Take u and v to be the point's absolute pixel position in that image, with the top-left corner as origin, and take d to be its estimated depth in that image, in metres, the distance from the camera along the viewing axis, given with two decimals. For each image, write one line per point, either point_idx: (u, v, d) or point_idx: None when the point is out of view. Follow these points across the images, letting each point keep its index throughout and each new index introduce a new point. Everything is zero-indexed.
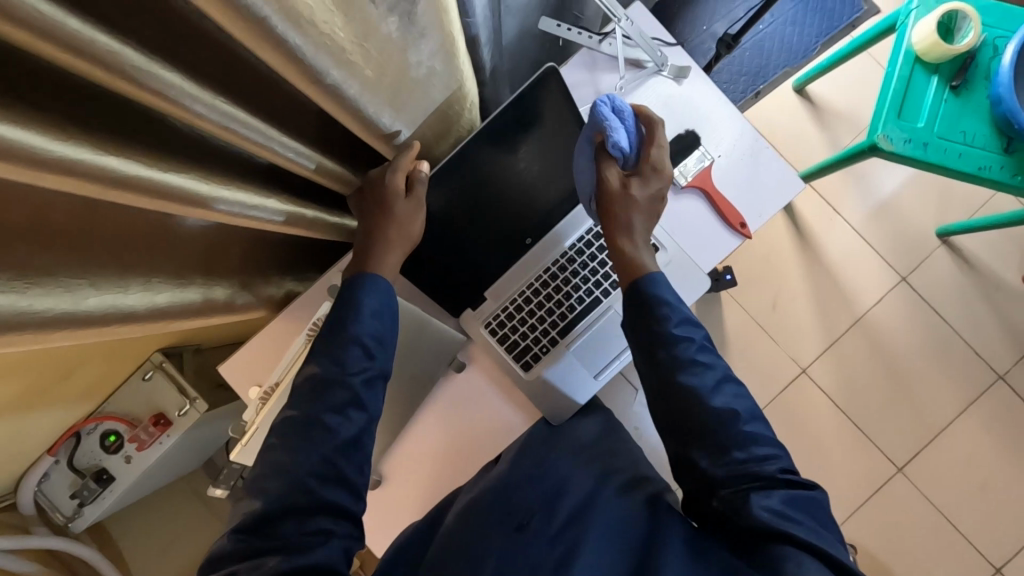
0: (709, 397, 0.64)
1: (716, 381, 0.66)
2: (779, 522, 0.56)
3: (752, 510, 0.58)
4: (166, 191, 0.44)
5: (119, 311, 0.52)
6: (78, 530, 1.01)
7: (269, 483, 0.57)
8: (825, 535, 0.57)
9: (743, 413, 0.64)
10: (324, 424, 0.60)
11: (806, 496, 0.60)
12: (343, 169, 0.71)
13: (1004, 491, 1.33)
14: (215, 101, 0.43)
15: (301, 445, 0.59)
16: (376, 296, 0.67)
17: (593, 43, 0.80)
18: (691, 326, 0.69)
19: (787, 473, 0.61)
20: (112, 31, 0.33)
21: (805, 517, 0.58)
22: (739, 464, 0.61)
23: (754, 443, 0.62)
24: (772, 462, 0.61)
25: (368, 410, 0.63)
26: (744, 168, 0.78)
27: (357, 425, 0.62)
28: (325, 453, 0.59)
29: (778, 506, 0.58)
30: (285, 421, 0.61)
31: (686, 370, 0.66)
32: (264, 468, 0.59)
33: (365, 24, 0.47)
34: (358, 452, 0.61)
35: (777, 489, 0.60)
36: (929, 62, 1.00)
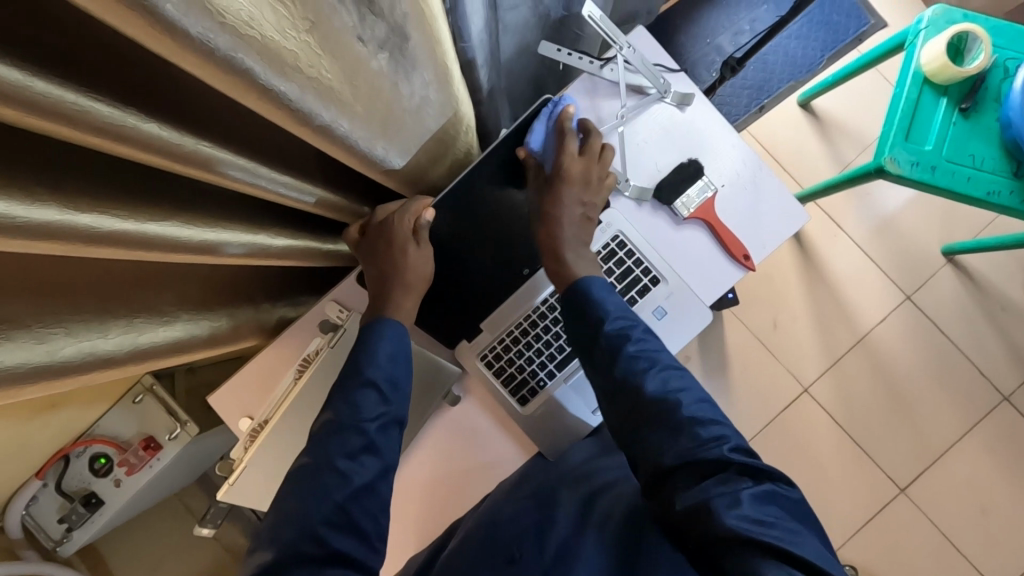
0: (642, 384, 0.64)
1: (655, 368, 0.66)
2: (752, 530, 0.52)
3: (723, 520, 0.54)
4: (144, 239, 0.42)
5: (96, 357, 0.50)
6: (67, 554, 0.99)
7: (283, 531, 0.54)
8: (800, 530, 0.54)
9: (685, 401, 0.63)
10: (337, 471, 0.57)
11: (777, 489, 0.57)
12: (337, 199, 0.69)
13: (1010, 514, 1.30)
14: (199, 145, 0.40)
15: (314, 492, 0.56)
16: (391, 340, 0.66)
17: (595, 68, 0.78)
18: (628, 321, 0.69)
19: (749, 462, 0.58)
20: (83, 87, 0.31)
21: (778, 515, 0.55)
22: (689, 453, 0.59)
23: (698, 427, 0.61)
24: (720, 443, 0.59)
25: (382, 457, 0.60)
26: (748, 197, 0.76)
27: (375, 469, 0.60)
28: (339, 499, 0.56)
29: (749, 511, 0.54)
30: (299, 469, 0.58)
31: (623, 362, 0.66)
32: (279, 516, 0.56)
33: (356, 64, 0.45)
34: (372, 499, 0.59)
35: (743, 488, 0.56)
36: (937, 83, 0.98)
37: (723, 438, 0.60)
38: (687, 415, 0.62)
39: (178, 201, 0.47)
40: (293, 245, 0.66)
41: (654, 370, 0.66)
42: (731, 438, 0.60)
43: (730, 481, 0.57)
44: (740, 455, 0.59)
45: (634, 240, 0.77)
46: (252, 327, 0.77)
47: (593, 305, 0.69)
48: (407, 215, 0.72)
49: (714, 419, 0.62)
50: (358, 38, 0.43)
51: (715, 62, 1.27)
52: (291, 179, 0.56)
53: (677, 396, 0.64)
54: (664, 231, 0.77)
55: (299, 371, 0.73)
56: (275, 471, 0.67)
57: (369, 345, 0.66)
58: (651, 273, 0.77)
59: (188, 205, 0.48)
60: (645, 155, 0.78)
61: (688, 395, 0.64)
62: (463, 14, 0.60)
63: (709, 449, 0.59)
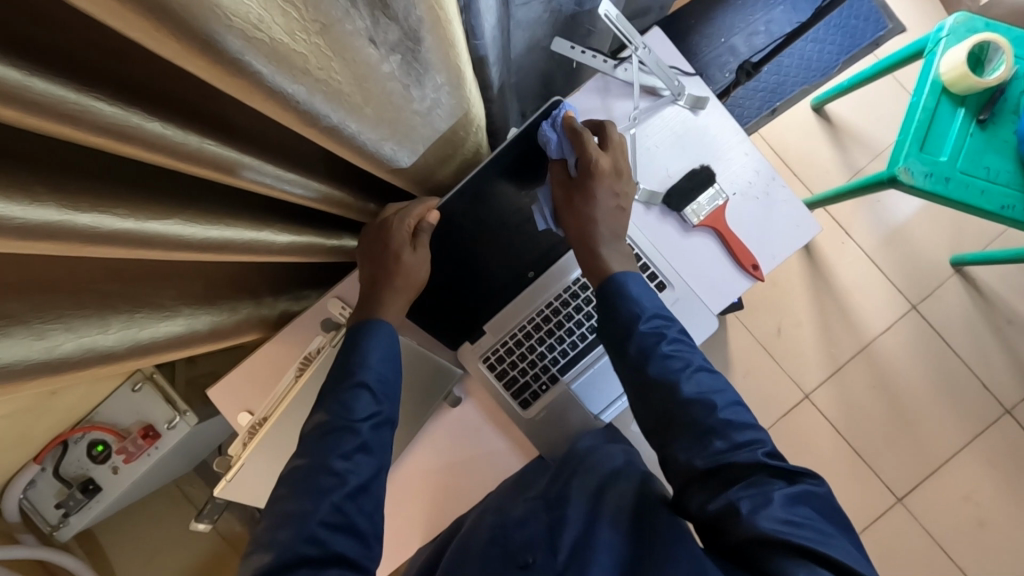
0: (677, 386, 0.63)
1: (687, 370, 0.64)
2: (782, 531, 0.52)
3: (755, 523, 0.54)
4: (145, 239, 0.41)
5: (93, 353, 0.49)
6: (64, 538, 1.00)
7: (281, 532, 0.54)
8: (834, 534, 0.54)
9: (718, 404, 0.62)
10: (333, 471, 0.57)
11: (811, 492, 0.57)
12: (343, 194, 0.67)
13: (1006, 528, 1.30)
14: (203, 145, 0.39)
15: (311, 493, 0.56)
16: (382, 343, 0.65)
17: (608, 68, 0.76)
18: (661, 320, 0.68)
19: (782, 466, 0.58)
20: (85, 86, 0.30)
21: (811, 516, 0.54)
22: (720, 457, 0.59)
23: (732, 431, 0.60)
24: (754, 447, 0.59)
25: (376, 455, 0.60)
26: (759, 207, 0.75)
27: (369, 469, 0.59)
28: (337, 500, 0.56)
29: (780, 512, 0.54)
30: (293, 469, 0.58)
31: (654, 362, 0.65)
32: (275, 518, 0.56)
33: (367, 68, 0.44)
34: (368, 498, 0.58)
35: (775, 489, 0.56)
36: (956, 93, 0.96)
37: (759, 441, 0.60)
38: (720, 418, 0.61)
39: (180, 199, 0.46)
40: (298, 243, 0.65)
41: (686, 370, 0.64)
42: (765, 443, 0.60)
43: (761, 484, 0.57)
44: (774, 460, 0.58)
45: (644, 247, 0.77)
46: (254, 321, 0.77)
47: (626, 302, 0.67)
48: (408, 217, 0.70)
49: (746, 423, 0.62)
50: (370, 42, 0.42)
51: (729, 63, 1.25)
52: (296, 178, 0.55)
53: (711, 397, 0.63)
54: (672, 237, 0.76)
55: (300, 369, 0.72)
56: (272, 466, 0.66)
57: (361, 347, 0.64)
58: (657, 278, 0.76)
59: (191, 204, 0.47)
60: (656, 158, 0.77)
61: (721, 397, 0.63)
62: (477, 12, 0.59)
63: (739, 454, 0.59)
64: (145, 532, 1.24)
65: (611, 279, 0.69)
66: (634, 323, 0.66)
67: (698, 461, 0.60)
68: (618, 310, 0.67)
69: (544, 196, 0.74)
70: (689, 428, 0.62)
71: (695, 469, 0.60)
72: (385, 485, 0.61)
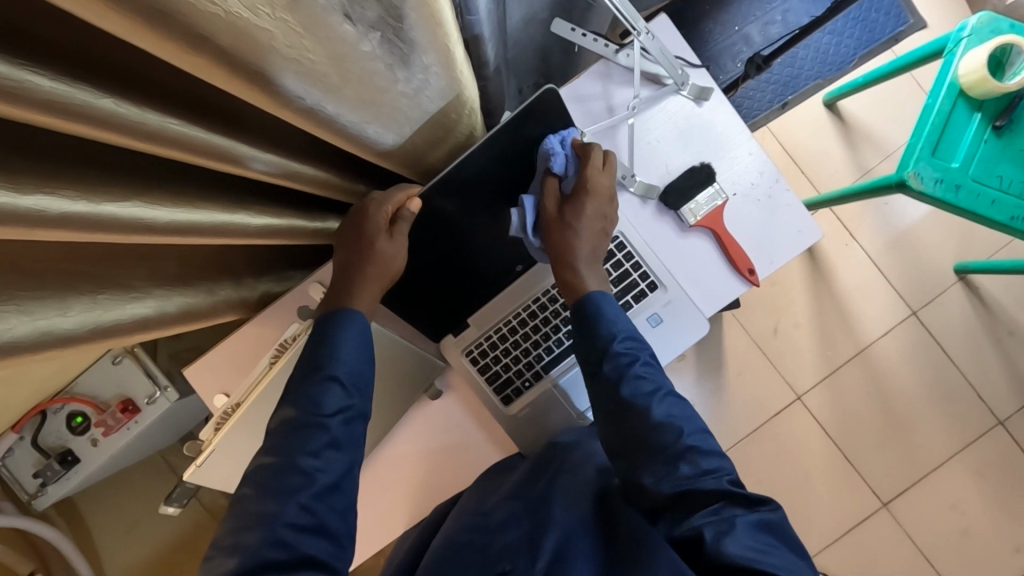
0: (648, 409, 0.61)
1: (666, 401, 0.63)
2: (748, 558, 0.52)
3: (720, 550, 0.53)
4: (99, 222, 0.38)
5: (52, 336, 0.47)
6: (42, 507, 1.00)
7: (247, 535, 0.53)
8: (797, 563, 0.53)
9: (685, 430, 0.61)
10: (301, 470, 0.55)
11: (775, 519, 0.56)
12: (326, 175, 0.64)
13: (990, 539, 1.29)
14: (164, 123, 0.37)
15: (278, 494, 0.54)
16: (353, 335, 0.62)
17: (610, 53, 0.74)
18: (635, 343, 0.66)
19: (743, 493, 0.56)
20: (21, 58, 0.28)
21: (774, 544, 0.54)
22: (683, 483, 0.58)
23: (701, 457, 0.59)
24: (719, 475, 0.58)
25: (346, 453, 0.58)
26: (759, 211, 0.73)
27: (340, 467, 0.57)
28: (304, 501, 0.54)
29: (747, 538, 0.54)
30: (259, 468, 0.57)
31: (627, 383, 0.63)
32: (241, 519, 0.54)
33: (344, 46, 0.41)
34: (339, 497, 0.57)
35: (740, 517, 0.55)
36: (973, 97, 0.92)
37: (722, 469, 0.59)
38: (686, 445, 0.59)
39: (142, 177, 0.43)
40: (275, 225, 0.62)
41: (657, 394, 0.63)
42: (729, 470, 0.59)
43: (723, 509, 0.56)
44: (739, 488, 0.57)
45: (639, 246, 0.74)
46: (232, 302, 0.75)
47: (603, 321, 0.65)
48: (387, 203, 0.66)
49: (716, 453, 0.60)
50: (346, 18, 0.39)
51: (742, 52, 1.20)
52: (273, 158, 0.52)
53: (679, 423, 0.61)
54: (668, 237, 0.74)
55: (275, 356, 0.69)
56: (240, 456, 0.65)
57: (331, 339, 0.62)
58: (649, 278, 0.73)
59: (155, 185, 0.44)
60: (655, 153, 0.74)
61: (689, 424, 0.62)
62: None
63: (706, 481, 0.57)
64: (127, 500, 1.24)
65: (588, 297, 0.66)
66: (609, 342, 0.64)
67: (664, 486, 0.58)
68: (596, 330, 0.65)
69: (529, 204, 0.68)
70: (660, 453, 0.60)
71: (662, 495, 0.58)
72: (356, 481, 0.59)
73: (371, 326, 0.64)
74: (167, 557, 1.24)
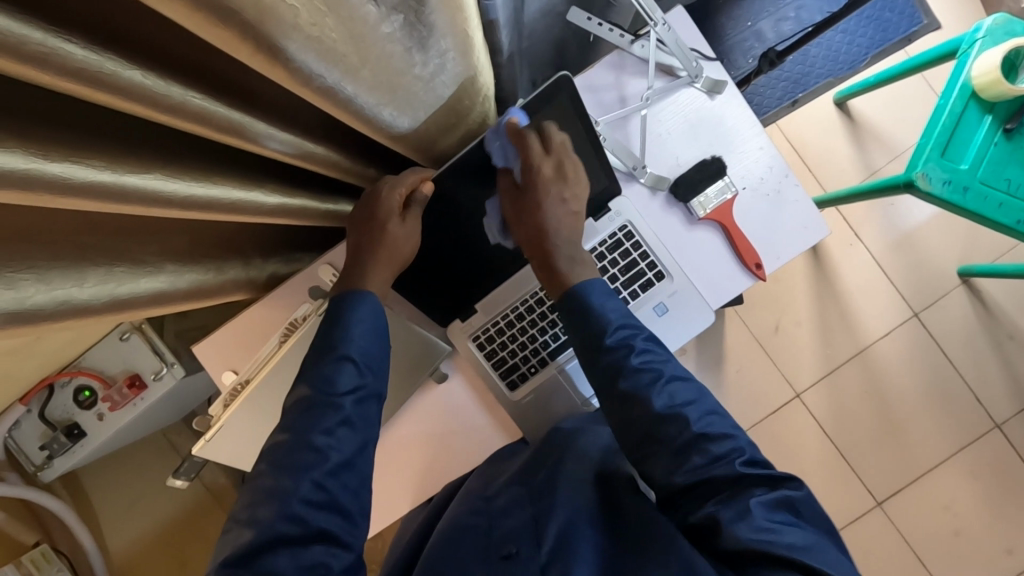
0: (648, 399, 0.62)
1: (669, 386, 0.63)
2: (760, 539, 0.52)
3: (732, 534, 0.54)
4: (122, 194, 0.39)
5: (67, 306, 0.48)
6: (48, 480, 1.01)
7: (262, 510, 0.54)
8: (817, 542, 0.53)
9: (693, 416, 0.61)
10: (314, 447, 0.56)
11: (796, 496, 0.55)
12: (341, 158, 0.64)
13: (984, 542, 1.29)
14: (188, 96, 0.37)
15: (292, 470, 0.55)
16: (365, 315, 0.63)
17: (625, 43, 0.74)
18: (630, 329, 0.66)
19: (760, 475, 0.57)
20: (53, 26, 0.28)
21: (793, 524, 0.54)
22: (699, 472, 0.58)
23: (712, 442, 0.59)
24: (732, 459, 0.58)
25: (358, 432, 0.59)
26: (768, 205, 0.73)
27: (353, 445, 0.58)
28: (316, 478, 0.55)
29: (760, 519, 0.53)
30: (273, 445, 0.57)
31: (626, 376, 0.63)
32: (256, 494, 0.55)
33: (364, 26, 0.41)
34: (352, 474, 0.58)
35: (757, 498, 0.55)
36: (985, 99, 0.92)
37: (737, 451, 0.59)
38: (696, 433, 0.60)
39: (163, 151, 0.44)
40: (288, 206, 0.62)
41: (657, 382, 0.62)
42: (746, 451, 0.59)
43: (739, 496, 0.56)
44: (756, 468, 0.58)
45: (646, 234, 0.73)
46: (241, 282, 0.76)
47: (592, 314, 0.66)
48: (400, 186, 0.67)
49: (726, 433, 0.60)
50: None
51: (753, 48, 1.20)
52: (288, 138, 0.52)
53: (684, 411, 0.61)
54: (676, 229, 0.74)
55: (285, 336, 0.69)
56: (251, 434, 0.66)
57: (344, 320, 0.62)
58: (657, 268, 0.73)
59: (176, 160, 0.45)
60: (666, 145, 0.74)
61: (694, 410, 0.62)
62: None
63: (719, 467, 0.58)
64: (130, 476, 1.25)
65: (574, 291, 0.67)
66: (601, 337, 0.65)
67: (677, 478, 0.59)
68: (585, 322, 0.66)
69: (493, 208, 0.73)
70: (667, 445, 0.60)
71: (676, 485, 0.59)
72: (368, 460, 0.60)
73: (383, 308, 0.65)
74: (169, 535, 1.25)
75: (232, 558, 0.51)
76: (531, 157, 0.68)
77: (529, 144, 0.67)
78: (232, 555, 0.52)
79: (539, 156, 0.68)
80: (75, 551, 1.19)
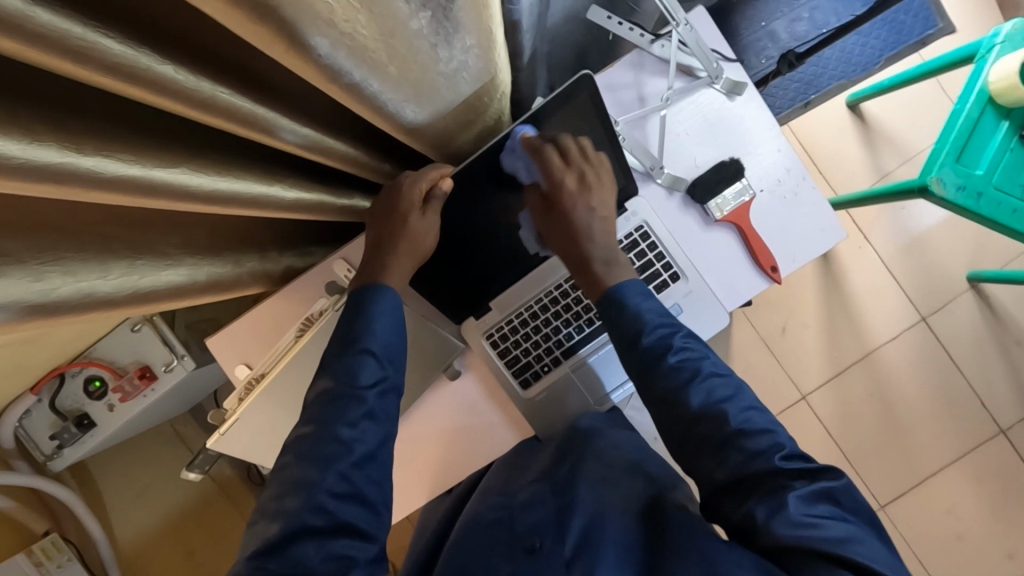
0: (685, 397, 0.63)
1: (700, 376, 0.63)
2: (800, 537, 0.52)
3: (772, 532, 0.54)
4: (150, 188, 0.39)
5: (90, 297, 0.48)
6: (58, 468, 1.02)
7: (289, 501, 0.54)
8: (860, 531, 0.53)
9: (731, 413, 0.61)
10: (339, 440, 0.56)
11: (836, 487, 0.56)
12: (360, 153, 0.64)
13: (989, 547, 1.29)
14: (217, 91, 0.37)
15: (318, 462, 0.55)
16: (386, 311, 0.63)
17: (645, 43, 0.73)
18: (667, 326, 0.67)
19: (799, 467, 0.57)
20: (93, 20, 0.28)
21: (834, 515, 0.54)
22: (738, 467, 0.58)
23: (735, 441, 0.59)
24: (771, 454, 0.58)
25: (382, 424, 0.59)
26: (785, 208, 0.73)
27: (377, 437, 0.59)
28: (343, 469, 0.55)
29: (797, 515, 0.53)
30: (298, 437, 0.58)
31: (663, 374, 0.64)
32: (282, 485, 0.55)
33: (395, 21, 0.41)
34: (375, 467, 0.58)
35: (795, 492, 0.55)
36: (1002, 105, 0.92)
37: (776, 446, 0.59)
38: (733, 428, 0.60)
39: (189, 144, 0.44)
40: (307, 200, 0.62)
41: (685, 380, 0.63)
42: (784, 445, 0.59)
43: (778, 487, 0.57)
44: (792, 462, 0.58)
45: (662, 235, 0.74)
46: (257, 274, 0.76)
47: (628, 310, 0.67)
48: (422, 180, 0.66)
49: (764, 427, 0.60)
50: None
51: (767, 48, 1.19)
52: (311, 134, 0.51)
53: (721, 407, 0.61)
54: (692, 230, 0.74)
55: (301, 330, 0.69)
56: (270, 426, 0.66)
57: (365, 313, 0.62)
58: (672, 268, 0.74)
59: (201, 154, 0.45)
60: (685, 145, 0.74)
61: (734, 405, 0.62)
62: None
63: (757, 463, 0.58)
64: (137, 466, 1.26)
65: (611, 292, 0.69)
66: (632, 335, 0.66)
67: (720, 474, 0.60)
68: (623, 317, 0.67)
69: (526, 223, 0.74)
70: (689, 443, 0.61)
71: (717, 482, 0.60)
72: (391, 452, 0.60)
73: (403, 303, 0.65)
74: (177, 526, 1.26)
75: (259, 550, 0.52)
76: (550, 168, 0.71)
77: (548, 158, 0.71)
78: (260, 546, 0.52)
79: (559, 167, 0.72)
80: (83, 541, 1.20)
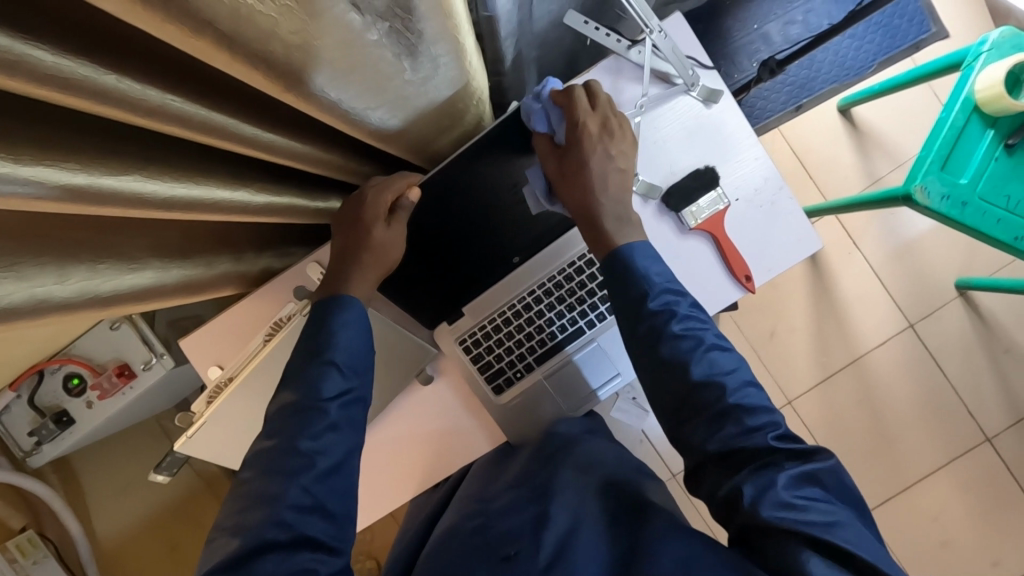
0: (686, 372, 0.61)
1: (698, 349, 0.61)
2: (785, 516, 0.52)
3: (757, 510, 0.54)
4: (97, 195, 0.38)
5: (45, 302, 0.48)
6: (37, 465, 1.02)
7: (251, 515, 0.54)
8: (843, 513, 0.53)
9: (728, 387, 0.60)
10: (302, 452, 0.56)
11: (826, 471, 0.56)
12: (330, 157, 0.64)
13: (974, 555, 1.29)
14: (163, 99, 0.37)
15: (280, 475, 0.55)
16: (350, 320, 0.63)
17: (621, 49, 0.72)
18: (673, 296, 0.64)
19: (794, 448, 0.57)
20: (23, 31, 0.28)
21: (820, 498, 0.54)
22: (721, 447, 0.58)
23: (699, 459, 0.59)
24: (764, 432, 0.58)
25: (347, 437, 0.59)
26: (760, 218, 0.72)
27: (342, 449, 0.58)
28: (306, 483, 0.55)
29: (783, 495, 0.54)
30: (262, 450, 0.57)
31: (661, 351, 0.62)
32: (246, 499, 0.55)
33: (349, 34, 0.40)
34: (339, 479, 0.58)
35: (782, 471, 0.55)
36: (988, 113, 0.91)
37: (770, 425, 0.59)
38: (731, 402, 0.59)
39: (143, 150, 0.43)
40: (274, 204, 0.62)
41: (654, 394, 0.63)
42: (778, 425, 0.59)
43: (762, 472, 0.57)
44: (785, 443, 0.57)
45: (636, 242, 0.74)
46: (230, 276, 0.76)
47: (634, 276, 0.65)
48: (387, 191, 0.66)
49: (762, 406, 0.60)
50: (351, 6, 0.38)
51: (759, 51, 1.17)
52: (272, 140, 0.51)
53: (722, 379, 0.60)
54: (667, 239, 0.74)
55: (270, 333, 0.69)
56: (238, 433, 0.66)
57: (331, 324, 0.62)
58: None
59: (156, 161, 0.44)
60: (661, 152, 0.73)
61: (731, 378, 0.61)
62: None
63: (753, 438, 0.58)
64: (120, 462, 1.26)
65: (619, 251, 0.66)
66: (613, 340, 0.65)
67: (711, 445, 0.59)
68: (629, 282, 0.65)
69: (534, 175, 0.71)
70: None
71: (709, 452, 0.59)
72: (356, 464, 0.60)
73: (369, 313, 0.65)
74: (160, 521, 1.26)
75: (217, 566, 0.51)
76: (576, 109, 0.66)
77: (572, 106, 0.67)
78: (219, 562, 0.51)
79: (585, 110, 0.67)
80: (64, 537, 1.20)
